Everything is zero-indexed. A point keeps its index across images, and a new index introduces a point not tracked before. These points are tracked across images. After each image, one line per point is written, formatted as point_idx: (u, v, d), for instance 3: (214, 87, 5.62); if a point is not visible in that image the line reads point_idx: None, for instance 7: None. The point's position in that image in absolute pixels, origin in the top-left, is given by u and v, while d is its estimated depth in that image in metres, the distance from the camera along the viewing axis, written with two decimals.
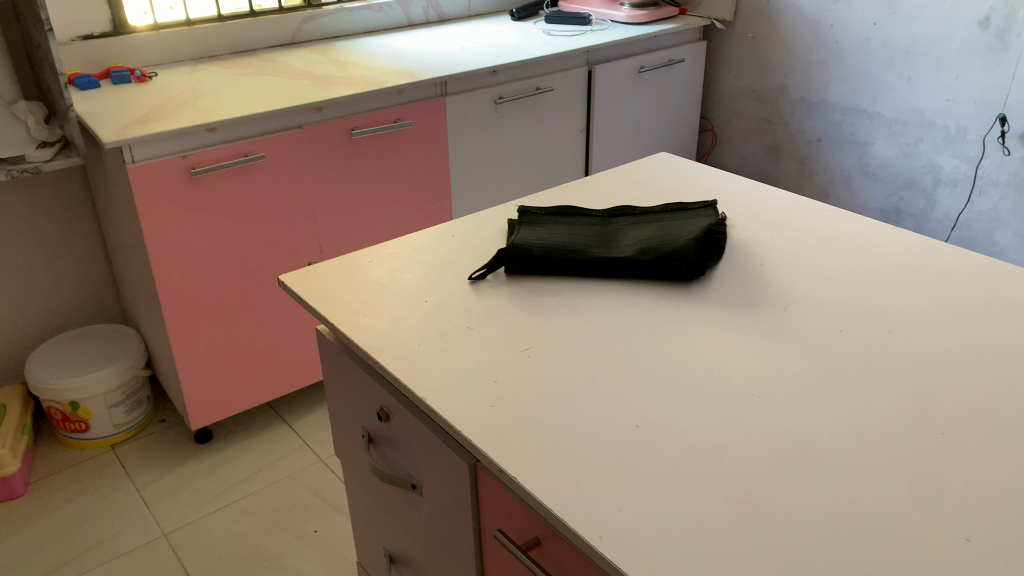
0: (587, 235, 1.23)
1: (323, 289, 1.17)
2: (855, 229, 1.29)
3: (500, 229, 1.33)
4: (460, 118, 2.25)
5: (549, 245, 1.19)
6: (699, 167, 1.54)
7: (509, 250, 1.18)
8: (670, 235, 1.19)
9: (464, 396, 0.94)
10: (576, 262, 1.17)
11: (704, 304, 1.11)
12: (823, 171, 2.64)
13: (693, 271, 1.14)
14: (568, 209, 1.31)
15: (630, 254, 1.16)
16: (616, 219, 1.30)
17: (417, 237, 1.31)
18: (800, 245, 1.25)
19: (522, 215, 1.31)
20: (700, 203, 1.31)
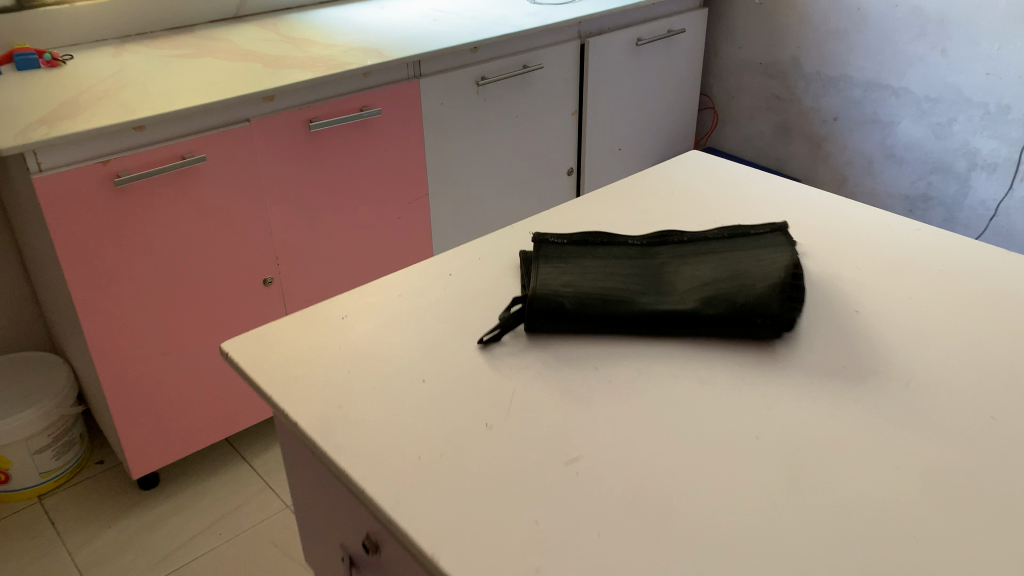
0: (629, 276, 0.95)
1: (283, 360, 0.87)
2: (959, 258, 1.02)
3: (511, 264, 1.04)
4: (436, 104, 1.93)
5: (583, 293, 0.90)
6: (741, 171, 1.26)
7: (531, 302, 0.89)
8: (741, 276, 0.90)
9: (496, 550, 0.65)
10: (621, 317, 0.88)
11: (800, 378, 0.83)
12: (840, 153, 2.38)
13: (779, 328, 0.86)
14: (597, 237, 1.03)
15: (694, 306, 0.88)
16: (660, 249, 1.01)
17: (405, 278, 1.01)
18: (897, 283, 0.97)
19: (538, 247, 1.02)
20: (765, 224, 1.03)
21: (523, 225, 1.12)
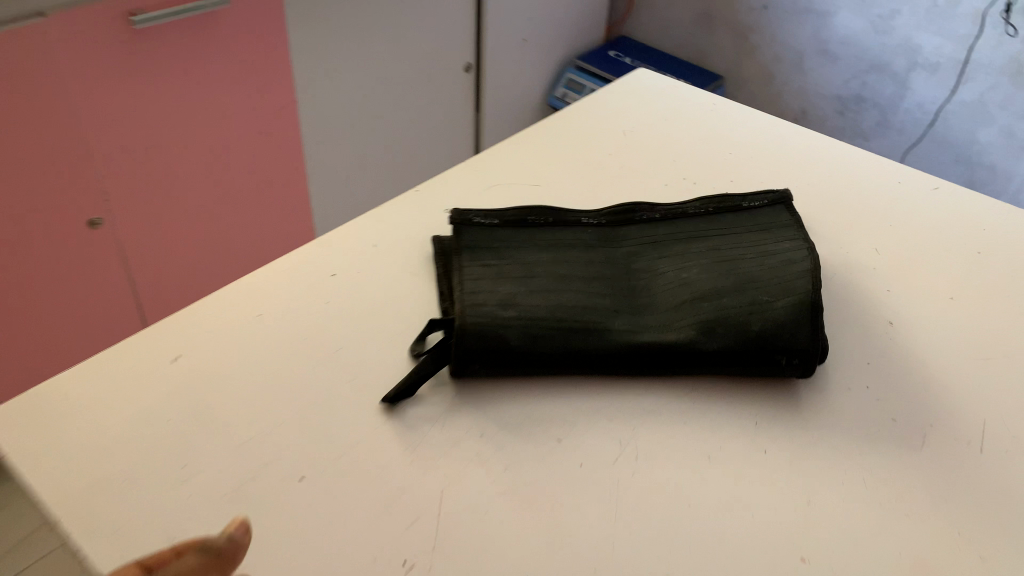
0: (591, 282, 0.68)
1: (84, 450, 0.56)
2: (993, 236, 0.80)
3: (422, 258, 0.74)
4: None
5: (535, 317, 0.63)
6: (704, 103, 0.99)
7: (461, 336, 0.61)
8: (750, 285, 0.65)
9: None
10: (591, 355, 0.62)
11: (844, 445, 0.59)
12: (768, 46, 2.01)
13: (811, 367, 0.61)
14: (539, 217, 0.75)
15: (691, 335, 0.62)
16: (625, 235, 0.74)
17: (273, 284, 0.70)
18: (928, 275, 0.75)
19: (459, 236, 0.72)
20: (758, 195, 0.77)
21: (434, 193, 0.82)
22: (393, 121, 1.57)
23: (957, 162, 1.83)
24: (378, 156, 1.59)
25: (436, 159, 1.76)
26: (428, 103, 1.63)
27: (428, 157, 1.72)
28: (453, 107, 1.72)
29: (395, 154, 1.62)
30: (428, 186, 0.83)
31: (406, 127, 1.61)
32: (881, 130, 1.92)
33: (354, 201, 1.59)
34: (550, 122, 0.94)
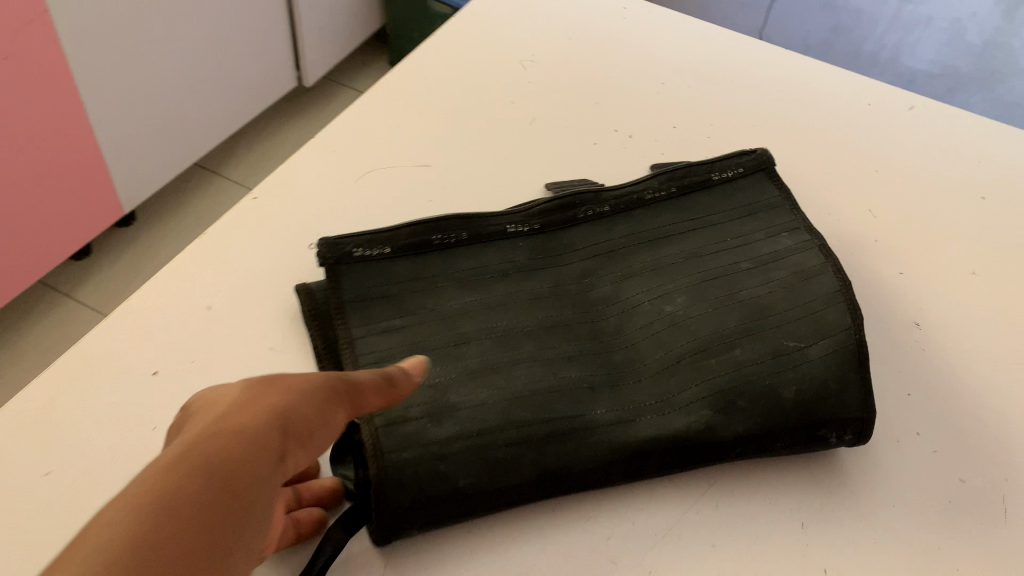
0: (548, 341, 0.47)
1: None
2: (996, 172, 0.66)
3: (286, 317, 0.50)
4: None
5: (488, 430, 0.42)
6: (612, 11, 0.79)
7: (384, 491, 0.39)
8: (766, 323, 0.47)
9: None
10: (574, 473, 0.43)
11: (914, 538, 0.45)
12: None
13: (866, 437, 0.46)
14: (446, 232, 0.50)
15: (707, 418, 0.44)
16: (571, 243, 0.53)
17: (71, 398, 0.45)
18: (935, 242, 0.60)
19: (338, 286, 0.47)
20: (730, 160, 0.57)
21: (282, 203, 0.56)
22: (189, 26, 1.22)
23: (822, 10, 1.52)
24: (175, 73, 1.25)
25: (249, 63, 1.42)
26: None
27: (239, 62, 1.38)
28: None
29: (197, 66, 1.28)
30: (270, 188, 0.57)
31: (207, 31, 1.26)
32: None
33: (153, 131, 1.26)
34: (428, 59, 0.71)
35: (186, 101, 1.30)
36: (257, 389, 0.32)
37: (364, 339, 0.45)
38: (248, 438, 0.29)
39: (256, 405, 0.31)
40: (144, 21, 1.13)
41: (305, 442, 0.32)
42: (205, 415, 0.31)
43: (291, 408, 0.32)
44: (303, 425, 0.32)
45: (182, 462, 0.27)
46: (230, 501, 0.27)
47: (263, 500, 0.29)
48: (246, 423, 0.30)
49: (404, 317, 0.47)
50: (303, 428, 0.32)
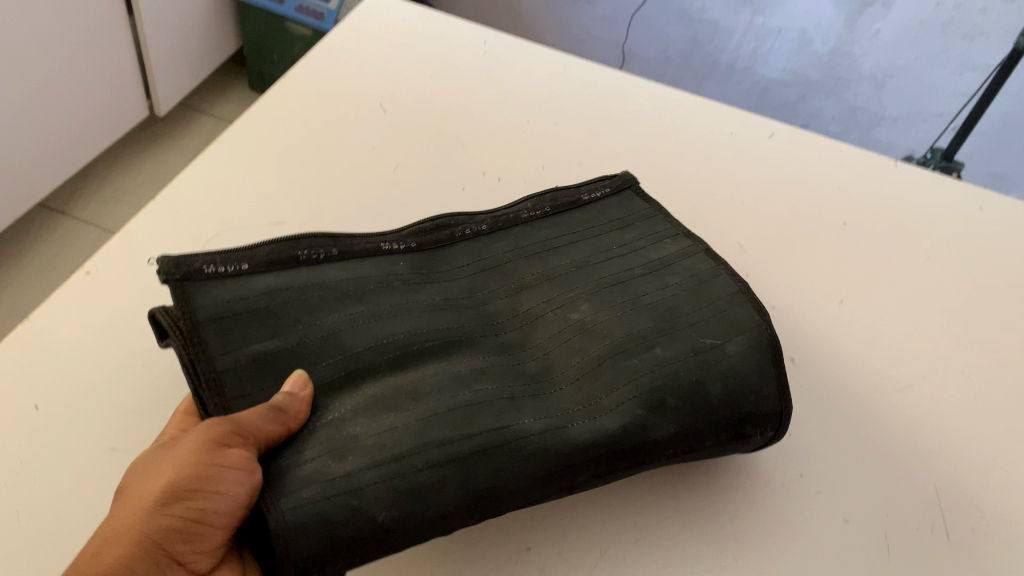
0: (453, 358, 0.42)
1: None
2: (846, 194, 0.70)
3: (130, 410, 0.46)
4: None
5: (405, 454, 0.36)
6: (473, 46, 0.80)
7: (288, 540, 0.33)
8: (679, 324, 0.44)
9: None
10: (510, 493, 0.38)
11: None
12: None
13: (783, 433, 0.44)
14: (313, 246, 0.44)
15: (643, 419, 0.40)
16: (455, 261, 0.48)
17: None
18: (801, 272, 0.62)
19: (191, 306, 0.39)
20: (596, 181, 0.56)
21: (121, 273, 0.53)
22: (20, 68, 1.12)
23: (681, 22, 1.60)
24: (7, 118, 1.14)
25: (93, 95, 1.31)
26: (67, 24, 1.17)
27: (82, 94, 1.28)
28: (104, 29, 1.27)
29: (32, 98, 1.17)
30: (105, 259, 0.53)
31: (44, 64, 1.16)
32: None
33: None
34: (275, 107, 0.68)
35: (21, 135, 1.18)
36: (156, 478, 0.35)
37: (233, 373, 0.38)
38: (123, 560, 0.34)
39: (144, 508, 0.35)
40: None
41: (201, 530, 0.35)
42: (120, 503, 0.35)
43: (173, 516, 0.34)
44: (191, 520, 0.34)
45: None
46: None
47: None
48: (128, 537, 0.34)
49: (277, 337, 0.39)
50: (188, 535, 0.34)
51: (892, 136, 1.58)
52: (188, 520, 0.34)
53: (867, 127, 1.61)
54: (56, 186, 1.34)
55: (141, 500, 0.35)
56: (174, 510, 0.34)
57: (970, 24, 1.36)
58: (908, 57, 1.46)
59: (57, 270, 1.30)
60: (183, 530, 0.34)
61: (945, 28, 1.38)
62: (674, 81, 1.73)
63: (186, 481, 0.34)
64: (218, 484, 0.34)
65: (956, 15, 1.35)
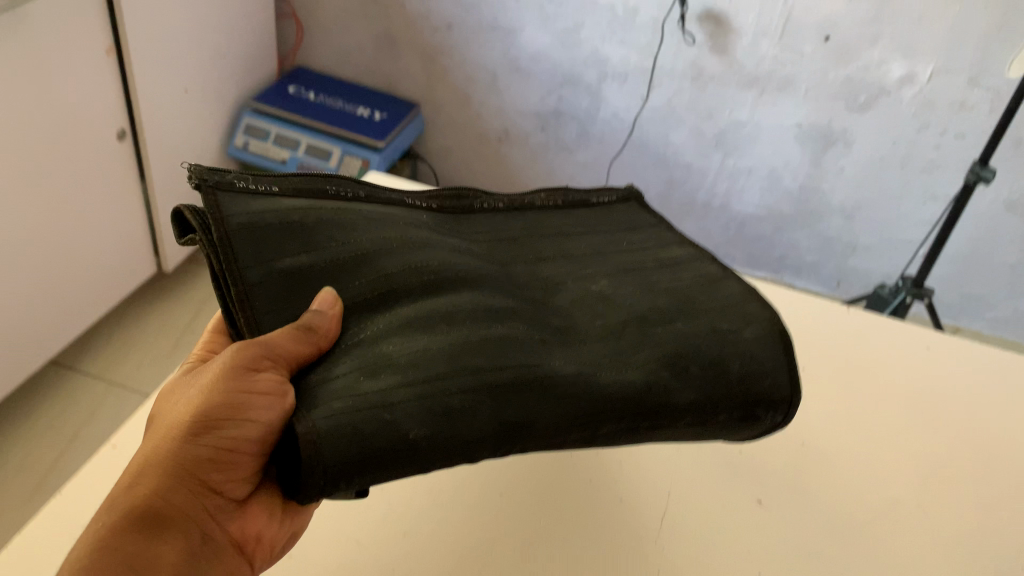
0: (484, 291, 0.44)
1: None
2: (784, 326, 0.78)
3: None
4: None
5: (439, 378, 0.38)
6: None
7: (317, 443, 0.35)
8: (697, 307, 0.47)
9: None
10: (538, 431, 0.39)
11: None
12: (457, 69, 1.70)
13: (789, 420, 0.47)
14: (337, 188, 0.48)
15: (666, 381, 0.42)
16: (475, 225, 0.52)
17: None
18: None
19: (224, 208, 0.43)
20: (603, 189, 0.61)
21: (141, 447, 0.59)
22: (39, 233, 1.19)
23: (657, 166, 1.72)
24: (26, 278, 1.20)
25: (101, 252, 1.36)
26: (81, 181, 1.25)
27: (95, 254, 1.35)
28: (120, 195, 1.36)
29: (48, 257, 1.23)
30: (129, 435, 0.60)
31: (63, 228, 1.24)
32: (583, 141, 1.74)
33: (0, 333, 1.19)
34: None
35: (33, 289, 1.22)
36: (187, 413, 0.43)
37: (261, 285, 0.42)
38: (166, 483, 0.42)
39: (179, 441, 0.43)
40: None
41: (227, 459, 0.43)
42: (157, 437, 0.44)
43: (204, 447, 0.43)
44: (218, 450, 0.43)
45: (111, 507, 0.42)
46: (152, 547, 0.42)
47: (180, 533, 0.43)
48: (169, 465, 0.43)
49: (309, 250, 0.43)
50: (216, 462, 0.43)
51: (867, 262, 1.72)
52: (219, 448, 0.43)
53: (842, 255, 1.73)
54: (66, 343, 1.37)
55: (175, 434, 0.43)
56: (207, 437, 0.43)
57: (928, 158, 1.51)
58: (874, 192, 1.60)
59: (63, 426, 1.31)
60: (213, 458, 0.43)
61: (905, 163, 1.53)
62: None
63: (215, 414, 0.42)
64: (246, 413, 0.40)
65: (913, 150, 1.51)
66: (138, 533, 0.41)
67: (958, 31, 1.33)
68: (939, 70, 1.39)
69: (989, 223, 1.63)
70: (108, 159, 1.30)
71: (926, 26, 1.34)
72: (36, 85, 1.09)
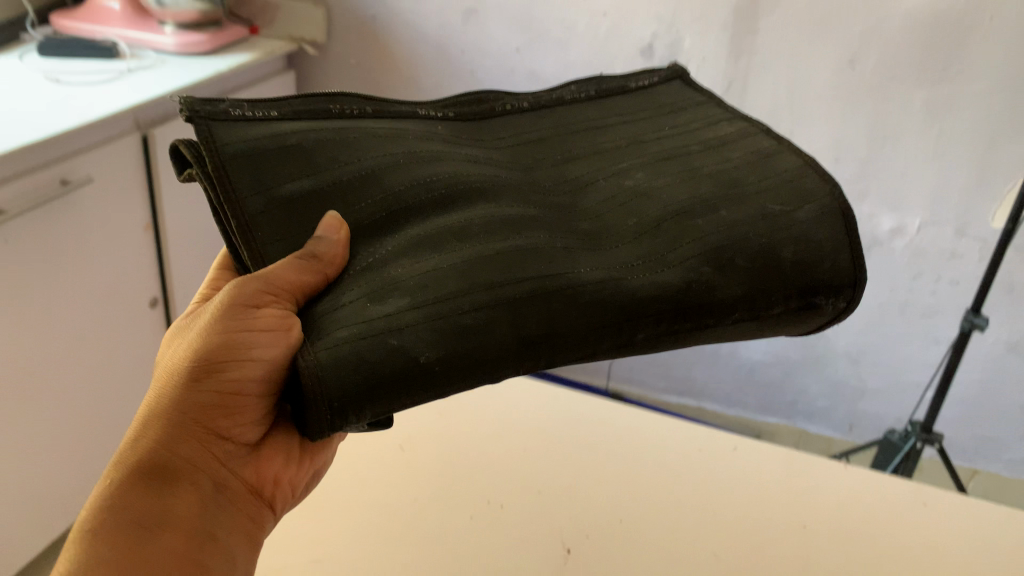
0: (496, 201, 0.54)
1: None
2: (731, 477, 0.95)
3: None
4: (18, 233, 1.12)
5: (443, 300, 0.46)
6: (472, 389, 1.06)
7: (321, 376, 0.42)
8: (743, 193, 0.58)
9: None
10: (564, 340, 0.47)
11: None
12: None
13: (855, 301, 0.56)
14: (336, 108, 0.57)
15: (710, 274, 0.52)
16: (496, 129, 0.62)
17: None
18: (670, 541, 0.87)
19: (219, 137, 0.51)
20: (631, 77, 0.73)
21: None
22: (59, 391, 1.28)
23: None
24: (44, 434, 1.27)
25: (117, 396, 1.42)
26: (104, 328, 1.35)
27: (115, 408, 1.42)
28: (142, 353, 1.46)
29: (66, 412, 1.30)
30: None
31: (80, 386, 1.32)
32: None
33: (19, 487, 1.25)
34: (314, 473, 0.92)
35: (49, 430, 1.28)
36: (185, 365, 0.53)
37: (264, 213, 0.50)
38: (171, 432, 0.53)
39: (181, 392, 0.53)
40: (15, 336, 1.16)
41: (225, 404, 0.53)
42: (160, 390, 0.54)
43: (203, 397, 0.53)
44: (217, 396, 0.53)
45: (126, 455, 0.52)
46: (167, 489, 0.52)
47: (188, 473, 0.54)
48: (172, 416, 0.53)
49: (312, 177, 0.52)
50: (216, 408, 0.53)
51: (879, 406, 1.76)
52: (219, 395, 0.53)
53: (851, 399, 1.78)
54: (81, 495, 1.40)
55: (176, 389, 0.53)
56: (208, 386, 0.53)
57: (925, 303, 1.60)
58: (876, 338, 1.67)
59: None
60: (214, 405, 0.53)
61: (904, 309, 1.62)
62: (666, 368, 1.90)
63: (214, 363, 0.52)
64: (246, 357, 0.50)
65: (911, 296, 1.60)
66: (153, 483, 0.52)
67: (940, 184, 1.47)
68: (926, 222, 1.51)
69: (994, 366, 1.65)
70: (130, 308, 1.40)
71: (908, 181, 1.49)
72: (62, 258, 1.21)
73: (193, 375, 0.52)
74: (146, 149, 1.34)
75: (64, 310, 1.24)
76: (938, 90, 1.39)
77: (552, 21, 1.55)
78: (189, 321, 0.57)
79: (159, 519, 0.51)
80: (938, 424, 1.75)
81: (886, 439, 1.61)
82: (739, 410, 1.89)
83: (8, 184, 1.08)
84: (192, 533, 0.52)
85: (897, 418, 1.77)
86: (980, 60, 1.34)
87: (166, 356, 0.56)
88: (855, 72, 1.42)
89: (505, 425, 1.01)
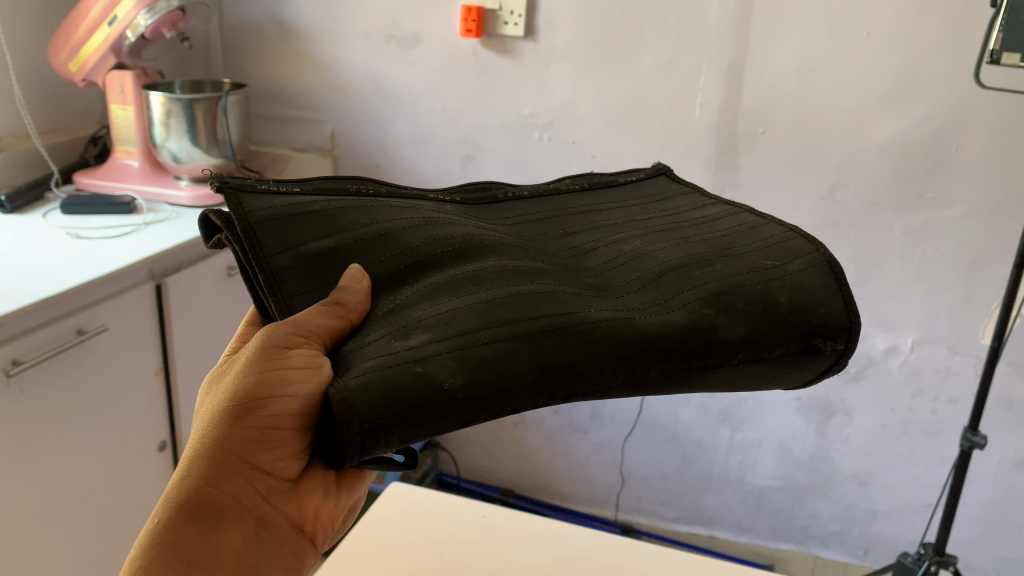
0: (507, 257, 0.59)
1: None
2: None
3: None
4: (40, 378, 1.16)
5: (463, 334, 0.50)
6: (475, 518, 1.08)
7: (349, 400, 0.45)
8: (736, 254, 0.64)
9: None
10: (581, 370, 0.51)
11: None
12: None
13: (852, 345, 0.61)
14: (351, 185, 0.63)
15: (713, 315, 0.57)
16: (499, 209, 0.68)
17: None
18: None
19: (247, 204, 0.56)
20: (619, 175, 0.81)
21: None
22: (64, 535, 1.27)
23: (669, 443, 1.82)
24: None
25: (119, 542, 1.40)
26: (112, 474, 1.35)
27: (118, 554, 1.40)
28: (149, 495, 1.46)
29: (71, 558, 1.29)
30: None
31: (84, 529, 1.31)
32: (597, 423, 1.85)
33: None
34: None
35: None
36: (227, 404, 0.55)
37: (287, 269, 0.55)
38: (213, 472, 0.54)
39: (222, 431, 0.55)
40: (27, 484, 1.17)
41: (263, 443, 0.54)
42: (202, 430, 0.56)
43: (241, 436, 0.54)
44: (255, 434, 0.54)
45: (170, 497, 0.54)
46: (209, 532, 0.54)
47: (229, 517, 0.55)
48: (213, 456, 0.55)
49: (334, 237, 0.57)
50: (253, 449, 0.55)
51: (890, 528, 1.74)
52: (256, 436, 0.54)
53: (864, 522, 1.76)
54: None
55: (217, 430, 0.55)
56: (246, 426, 0.54)
57: (927, 423, 1.62)
58: (882, 458, 1.68)
59: None
60: (253, 445, 0.54)
61: (907, 427, 1.64)
62: (675, 496, 1.88)
63: (253, 401, 0.54)
64: (283, 395, 0.52)
65: (912, 416, 1.62)
66: (195, 525, 0.53)
67: (928, 303, 1.53)
68: (920, 341, 1.56)
69: (1004, 484, 1.64)
70: (137, 451, 1.41)
71: (897, 302, 1.55)
72: (77, 402, 1.24)
73: (233, 413, 0.54)
74: (160, 298, 1.40)
75: (76, 451, 1.26)
76: (917, 215, 1.47)
77: (547, 163, 1.66)
78: (226, 366, 0.59)
79: (202, 557, 0.53)
80: (954, 545, 1.73)
81: (899, 560, 1.52)
82: (752, 538, 1.86)
83: (32, 330, 1.13)
84: (235, 568, 0.54)
85: (910, 540, 1.74)
86: (949, 184, 1.43)
87: (209, 397, 0.57)
88: (835, 200, 1.51)
89: (507, 555, 1.01)
